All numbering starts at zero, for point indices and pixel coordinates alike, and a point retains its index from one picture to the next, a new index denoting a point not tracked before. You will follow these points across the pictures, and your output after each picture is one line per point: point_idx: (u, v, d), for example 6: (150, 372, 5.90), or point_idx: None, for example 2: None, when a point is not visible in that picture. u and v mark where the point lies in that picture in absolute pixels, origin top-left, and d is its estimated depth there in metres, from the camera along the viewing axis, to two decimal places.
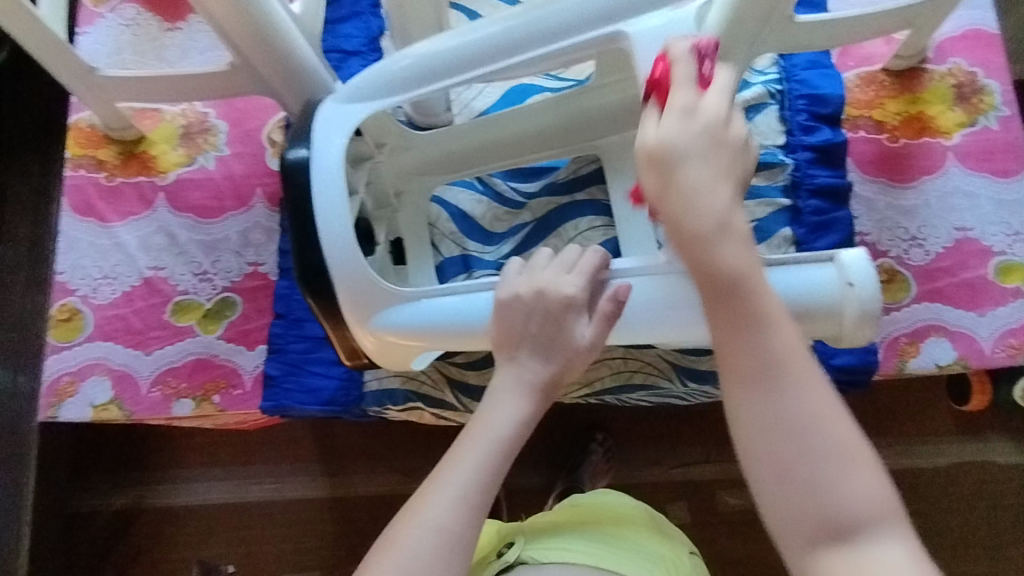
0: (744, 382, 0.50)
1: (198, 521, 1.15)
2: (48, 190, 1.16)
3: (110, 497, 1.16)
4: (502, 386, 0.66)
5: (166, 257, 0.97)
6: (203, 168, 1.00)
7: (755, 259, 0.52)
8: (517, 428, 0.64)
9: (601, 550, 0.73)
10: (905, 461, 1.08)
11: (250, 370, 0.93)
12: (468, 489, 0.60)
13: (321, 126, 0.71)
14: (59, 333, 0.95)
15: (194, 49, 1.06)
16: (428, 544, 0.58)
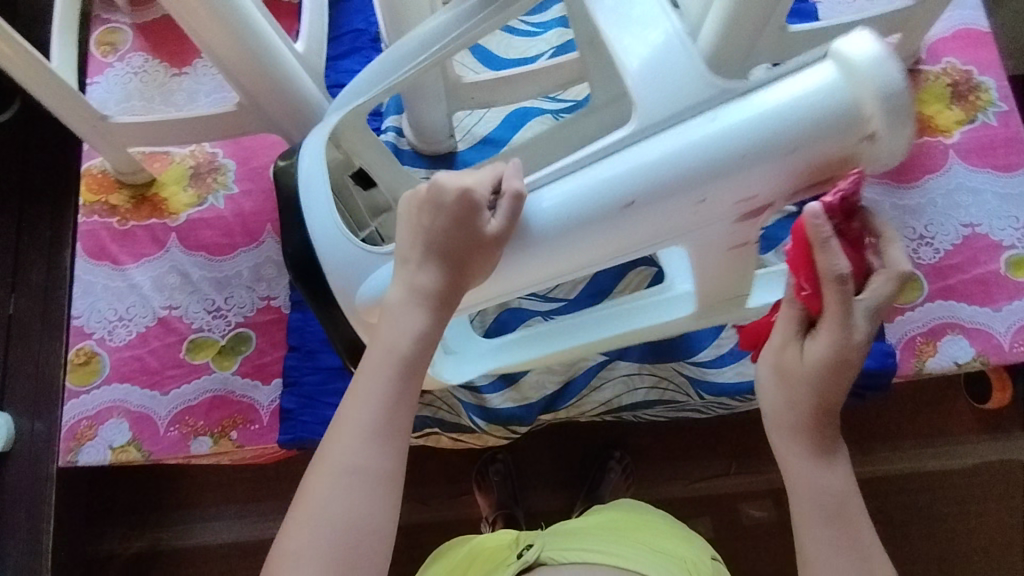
0: (819, 524, 0.55)
1: (215, 561, 1.14)
2: (62, 235, 1.18)
3: (128, 541, 1.16)
4: (396, 302, 0.58)
5: (180, 296, 0.98)
6: (213, 207, 1.02)
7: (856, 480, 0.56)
8: (419, 343, 0.57)
9: (624, 550, 0.71)
10: (929, 462, 1.07)
11: (266, 405, 0.93)
12: (381, 416, 0.55)
13: (309, 158, 0.73)
14: (76, 377, 0.95)
15: (200, 92, 1.08)
16: (353, 498, 0.52)
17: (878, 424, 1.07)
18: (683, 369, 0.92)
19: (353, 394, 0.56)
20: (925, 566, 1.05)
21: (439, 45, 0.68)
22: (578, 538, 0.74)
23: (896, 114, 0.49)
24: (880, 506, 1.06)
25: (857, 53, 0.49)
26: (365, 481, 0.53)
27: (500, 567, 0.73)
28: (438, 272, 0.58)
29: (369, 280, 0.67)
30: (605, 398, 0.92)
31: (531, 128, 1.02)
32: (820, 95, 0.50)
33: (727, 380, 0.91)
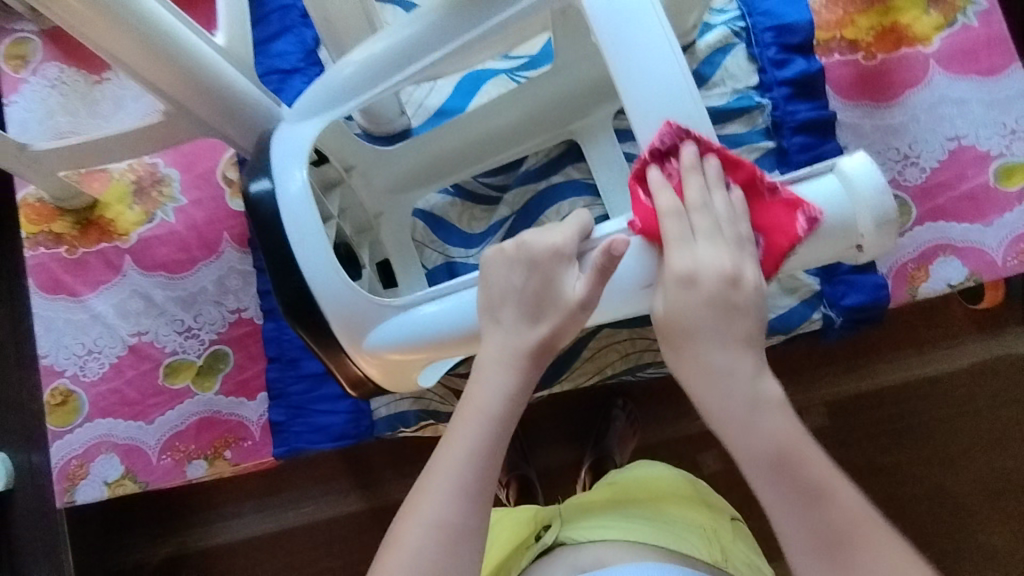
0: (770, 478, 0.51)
1: (246, 557, 1.12)
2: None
3: (156, 547, 1.13)
4: (488, 362, 0.57)
5: (146, 320, 0.94)
6: (164, 222, 0.96)
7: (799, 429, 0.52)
8: (509, 405, 0.57)
9: (645, 526, 0.69)
10: (929, 367, 1.06)
11: (256, 420, 0.91)
12: (465, 478, 0.54)
13: (279, 157, 0.63)
14: (56, 418, 0.92)
15: (126, 98, 1.00)
16: (440, 554, 0.52)
17: (874, 340, 1.07)
18: None
19: (441, 449, 0.56)
20: (933, 467, 1.05)
21: (434, 54, 0.63)
22: (597, 515, 0.72)
23: (882, 229, 0.56)
24: (883, 414, 1.07)
25: (855, 170, 0.56)
26: (453, 538, 0.53)
27: (520, 552, 0.72)
28: (543, 328, 0.56)
29: (385, 329, 0.62)
30: (597, 366, 0.90)
31: (488, 93, 0.95)
32: (821, 200, 0.56)
33: None
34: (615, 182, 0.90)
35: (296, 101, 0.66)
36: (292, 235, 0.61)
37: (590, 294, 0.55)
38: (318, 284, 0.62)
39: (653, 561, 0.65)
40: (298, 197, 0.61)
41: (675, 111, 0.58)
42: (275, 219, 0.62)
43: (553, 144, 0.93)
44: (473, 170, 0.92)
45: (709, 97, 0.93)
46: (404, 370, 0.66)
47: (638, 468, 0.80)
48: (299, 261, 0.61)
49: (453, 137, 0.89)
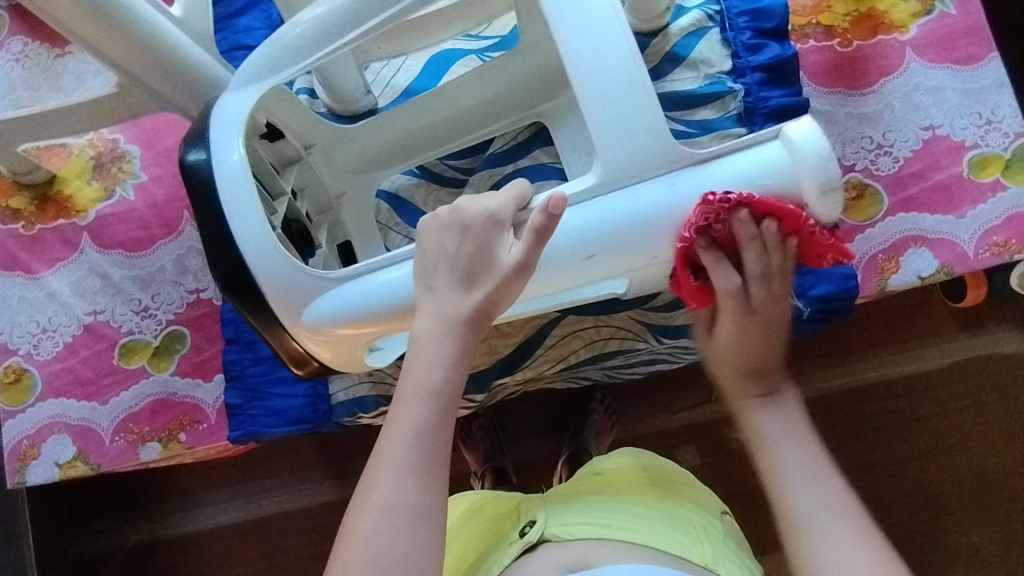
0: (766, 427, 0.65)
1: (217, 545, 1.11)
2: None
3: (125, 534, 1.12)
4: (425, 334, 0.57)
5: (103, 299, 0.92)
6: (123, 199, 0.94)
7: (790, 438, 0.64)
8: (449, 374, 0.57)
9: (633, 521, 0.68)
10: (906, 365, 1.05)
11: (212, 402, 0.89)
12: (411, 455, 0.55)
13: (217, 125, 0.60)
14: (9, 397, 0.90)
15: (89, 73, 0.98)
16: (395, 535, 0.53)
17: (851, 336, 1.06)
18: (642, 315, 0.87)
19: (387, 434, 0.56)
20: (913, 465, 1.04)
21: (383, 17, 0.60)
22: (585, 509, 0.69)
23: (826, 198, 0.56)
24: (863, 411, 1.05)
25: (800, 135, 0.55)
26: (408, 518, 0.54)
27: (504, 548, 0.69)
28: (476, 296, 0.57)
29: (323, 300, 0.61)
30: (561, 353, 0.88)
31: (456, 73, 0.94)
32: (763, 168, 0.56)
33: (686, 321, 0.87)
34: (582, 165, 0.89)
35: (240, 67, 0.63)
36: (228, 210, 0.59)
37: (523, 258, 0.55)
38: (255, 260, 0.59)
39: (641, 562, 0.63)
40: (235, 169, 0.59)
41: (612, 77, 0.56)
42: (213, 190, 0.60)
43: (521, 126, 0.91)
44: (437, 152, 0.90)
45: (681, 81, 0.91)
46: (348, 346, 0.64)
47: (629, 456, 0.78)
48: (236, 236, 0.59)
49: (416, 117, 0.88)
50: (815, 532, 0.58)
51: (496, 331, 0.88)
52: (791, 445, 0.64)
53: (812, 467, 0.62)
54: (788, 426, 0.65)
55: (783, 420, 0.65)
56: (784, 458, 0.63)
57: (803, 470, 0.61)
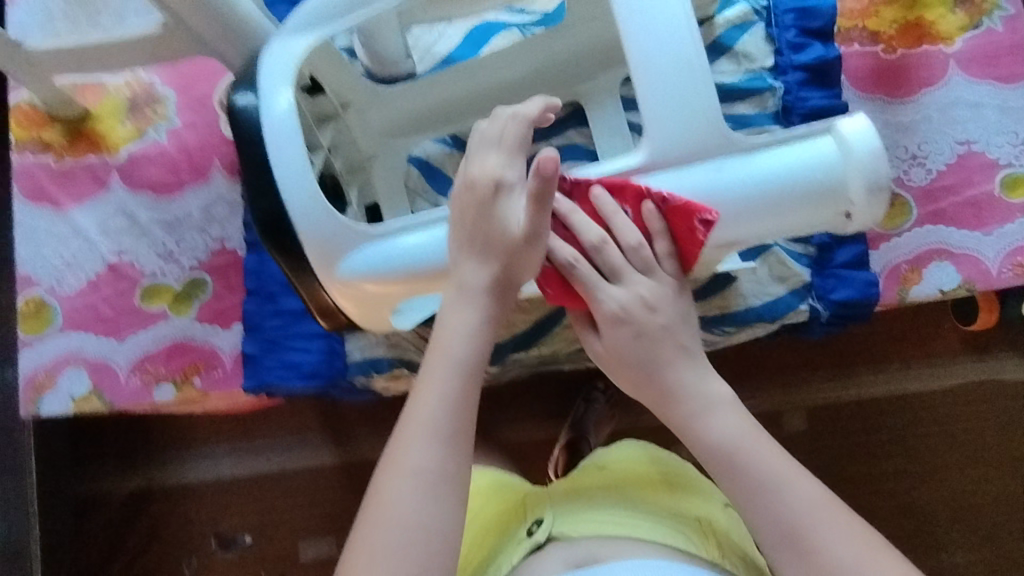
0: (680, 411, 0.61)
1: (213, 497, 1.11)
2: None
3: (124, 479, 1.12)
4: (451, 304, 0.60)
5: (128, 239, 0.93)
6: (155, 141, 0.94)
7: (746, 427, 0.61)
8: (475, 346, 0.59)
9: (641, 518, 0.69)
10: (910, 383, 1.05)
11: (229, 350, 0.90)
12: (440, 422, 0.56)
13: (267, 73, 0.61)
14: (29, 326, 0.91)
15: (128, 12, 0.97)
16: (421, 497, 0.54)
17: (858, 349, 1.06)
18: None
19: (415, 402, 0.58)
20: (902, 484, 1.05)
21: None
22: (590, 507, 0.70)
23: (872, 197, 0.59)
24: (855, 428, 1.06)
25: (852, 133, 0.58)
26: (433, 481, 0.55)
27: (514, 546, 0.69)
28: (495, 265, 0.59)
29: (358, 255, 0.62)
30: (578, 334, 0.89)
31: (496, 45, 0.93)
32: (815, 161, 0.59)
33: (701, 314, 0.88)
34: (615, 150, 0.90)
35: (290, 15, 0.63)
36: (274, 155, 0.59)
37: (532, 227, 0.57)
38: (296, 209, 0.60)
39: (648, 557, 0.64)
40: (284, 117, 0.59)
41: (675, 61, 0.58)
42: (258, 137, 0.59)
43: (558, 104, 0.92)
44: (471, 122, 0.91)
45: (722, 73, 0.91)
46: (375, 304, 0.65)
47: (628, 449, 0.80)
48: (279, 183, 0.60)
49: (454, 86, 0.88)
50: (805, 532, 0.55)
51: (517, 307, 0.88)
52: (753, 449, 0.59)
53: (779, 471, 0.58)
54: (741, 428, 0.60)
55: (732, 419, 0.61)
56: (748, 463, 0.59)
57: (753, 488, 0.58)
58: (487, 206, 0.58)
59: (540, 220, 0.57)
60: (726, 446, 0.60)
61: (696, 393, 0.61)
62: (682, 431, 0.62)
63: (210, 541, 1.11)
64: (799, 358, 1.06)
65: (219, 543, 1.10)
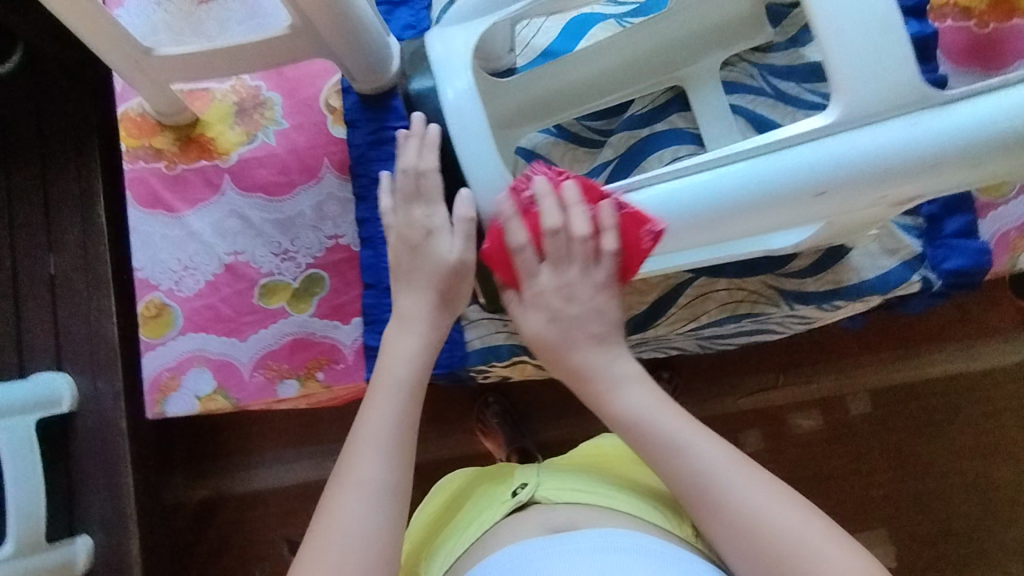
0: (609, 392, 0.66)
1: (281, 501, 1.28)
2: (90, 194, 1.17)
3: (193, 490, 1.30)
4: (396, 332, 0.70)
5: (243, 240, 0.94)
6: (265, 144, 0.96)
7: (655, 407, 0.64)
8: (415, 373, 0.68)
9: (621, 492, 0.69)
10: (951, 365, 1.12)
11: (350, 344, 0.92)
12: (384, 439, 0.63)
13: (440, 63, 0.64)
14: (150, 329, 0.93)
15: (232, 20, 0.99)
16: (362, 508, 0.59)
17: (901, 335, 1.14)
18: (774, 281, 0.91)
19: (363, 417, 0.65)
20: (935, 466, 1.13)
21: None
22: (576, 474, 0.72)
23: None
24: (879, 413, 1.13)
25: None
26: (377, 492, 0.60)
27: (495, 505, 0.71)
28: (431, 296, 0.70)
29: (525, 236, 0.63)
30: (693, 312, 0.91)
31: (595, 36, 0.95)
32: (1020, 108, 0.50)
33: (817, 289, 0.90)
34: (720, 133, 0.92)
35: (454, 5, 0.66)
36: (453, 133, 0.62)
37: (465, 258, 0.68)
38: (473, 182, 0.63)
39: (625, 526, 0.64)
40: (461, 95, 0.62)
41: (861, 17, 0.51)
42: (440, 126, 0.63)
43: (660, 90, 0.94)
44: (578, 110, 0.93)
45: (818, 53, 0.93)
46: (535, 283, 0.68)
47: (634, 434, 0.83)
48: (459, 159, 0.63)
49: (566, 74, 0.89)
50: (705, 502, 0.58)
51: (631, 289, 0.91)
52: (693, 443, 0.61)
53: (719, 461, 0.59)
54: (650, 406, 0.64)
55: (645, 394, 0.65)
56: (652, 436, 0.62)
57: (671, 452, 0.61)
58: (418, 248, 0.69)
59: (469, 245, 0.67)
60: (695, 477, 0.59)
61: (607, 375, 0.66)
62: (624, 431, 0.64)
63: (280, 542, 1.27)
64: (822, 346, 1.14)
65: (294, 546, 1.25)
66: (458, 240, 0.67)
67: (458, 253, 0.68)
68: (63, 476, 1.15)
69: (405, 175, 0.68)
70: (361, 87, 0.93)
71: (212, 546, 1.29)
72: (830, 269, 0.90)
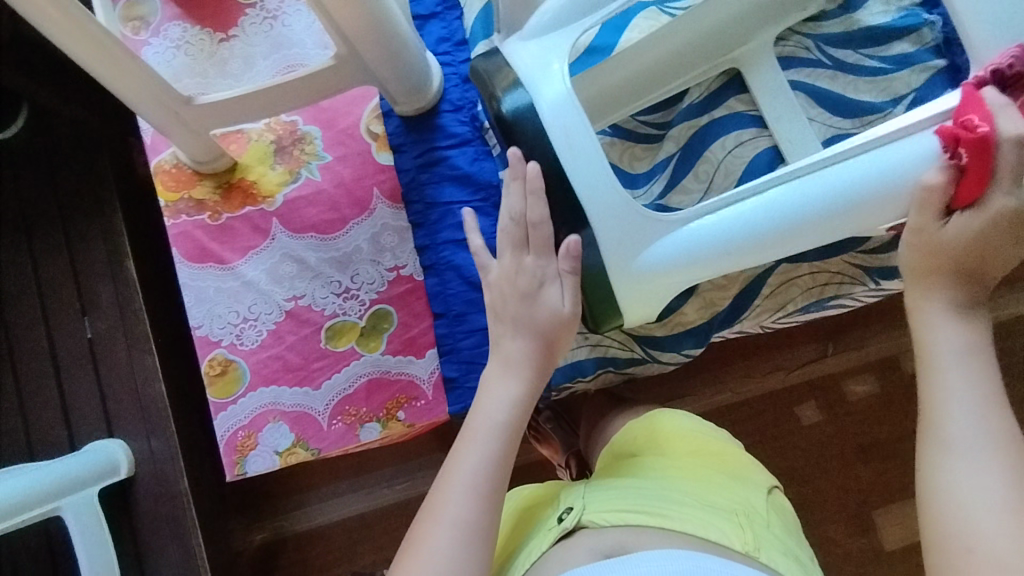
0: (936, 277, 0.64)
1: (341, 537, 1.18)
2: (119, 250, 1.12)
3: (252, 533, 1.20)
4: (495, 374, 0.67)
5: (302, 283, 0.90)
6: (310, 181, 0.92)
7: (969, 345, 0.61)
8: (512, 412, 0.65)
9: (672, 506, 0.62)
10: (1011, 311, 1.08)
11: (428, 378, 0.89)
12: (478, 478, 0.60)
13: (536, 76, 0.64)
14: (217, 389, 0.89)
15: (256, 55, 0.94)
16: (452, 549, 0.56)
17: None
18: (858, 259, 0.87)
19: (457, 457, 0.62)
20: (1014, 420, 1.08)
21: None
22: (618, 491, 0.65)
23: None
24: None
25: None
26: (467, 533, 0.57)
27: (543, 533, 0.65)
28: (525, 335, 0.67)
29: (659, 244, 0.64)
30: (779, 302, 0.88)
31: (638, 27, 0.89)
32: None
33: None
34: (784, 109, 0.88)
35: (535, 16, 0.67)
36: (556, 140, 0.63)
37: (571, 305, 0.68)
38: (587, 191, 0.63)
39: (679, 550, 0.58)
40: (558, 102, 0.63)
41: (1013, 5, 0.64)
42: (544, 140, 0.64)
43: (715, 74, 0.90)
44: (635, 106, 0.88)
45: (870, 16, 0.90)
46: (662, 295, 0.67)
47: (668, 419, 0.76)
48: (569, 170, 0.63)
49: (625, 68, 0.85)
50: (957, 454, 0.56)
51: (712, 285, 0.87)
52: (949, 387, 0.59)
53: (987, 427, 0.56)
54: (988, 424, 0.56)
55: (974, 380, 0.59)
56: (934, 389, 0.60)
57: (954, 406, 0.58)
58: (528, 296, 0.68)
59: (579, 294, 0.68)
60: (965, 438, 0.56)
61: (950, 301, 0.63)
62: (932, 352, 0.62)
63: None
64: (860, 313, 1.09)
65: None
66: (569, 295, 0.68)
67: (569, 305, 0.68)
68: (130, 544, 1.10)
69: (513, 223, 0.69)
70: (403, 109, 0.90)
71: None
72: None
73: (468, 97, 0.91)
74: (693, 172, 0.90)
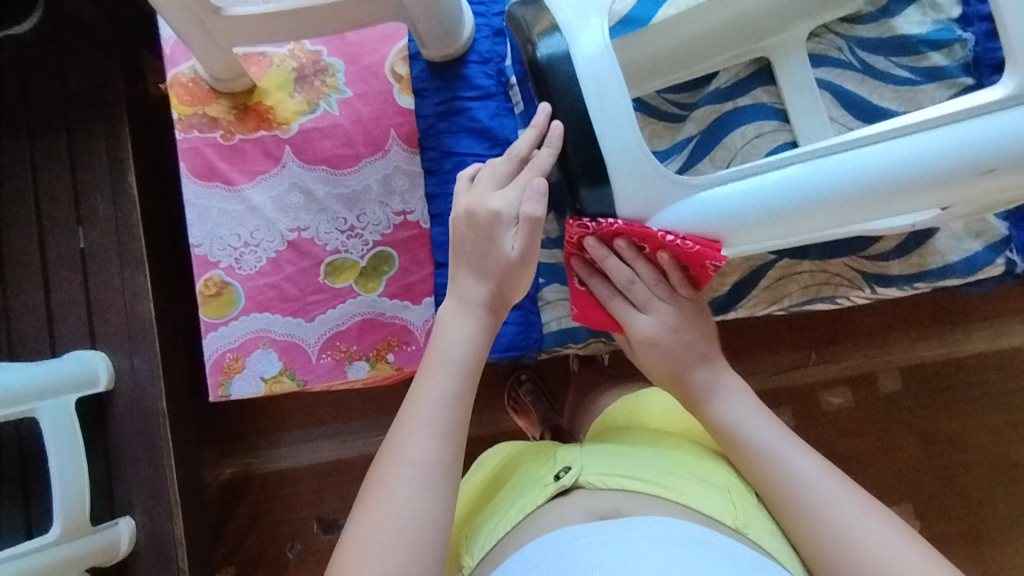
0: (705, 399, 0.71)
1: (309, 481, 1.19)
2: (121, 161, 1.09)
3: (220, 468, 1.20)
4: (448, 315, 0.68)
5: (307, 215, 0.90)
6: (327, 114, 0.91)
7: (757, 449, 0.66)
8: (468, 352, 0.67)
9: (671, 476, 0.64)
10: (1000, 341, 1.09)
11: (421, 325, 0.89)
12: (435, 419, 0.61)
13: (572, 26, 0.64)
14: (210, 309, 0.88)
15: None
16: (411, 485, 0.58)
17: (945, 308, 1.10)
18: (857, 263, 0.89)
19: (415, 395, 0.64)
20: (982, 445, 1.09)
21: None
22: (615, 458, 0.66)
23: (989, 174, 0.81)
24: (902, 393, 1.10)
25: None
26: (426, 471, 0.59)
27: (537, 489, 0.65)
28: (490, 284, 0.68)
29: (673, 209, 0.65)
30: (777, 295, 0.91)
31: None
32: None
33: (902, 273, 0.89)
34: (809, 106, 0.88)
35: None
36: (587, 94, 0.63)
37: (526, 249, 0.67)
38: (609, 145, 0.63)
39: (673, 516, 0.59)
40: (594, 55, 0.63)
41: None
42: (571, 91, 0.63)
43: (745, 61, 0.90)
44: (661, 82, 0.89)
45: (905, 24, 0.89)
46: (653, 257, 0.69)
47: (661, 403, 0.77)
48: (598, 131, 0.63)
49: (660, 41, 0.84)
50: (803, 489, 0.62)
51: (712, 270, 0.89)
52: (798, 461, 0.64)
53: (812, 473, 0.63)
54: (735, 422, 0.68)
55: (741, 403, 0.70)
56: (761, 448, 0.66)
57: (796, 478, 0.62)
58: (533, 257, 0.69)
59: (531, 241, 0.67)
60: (738, 433, 0.68)
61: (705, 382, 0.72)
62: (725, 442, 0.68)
63: (311, 523, 1.19)
64: (848, 325, 1.10)
65: (321, 525, 1.18)
66: (520, 237, 0.67)
67: (518, 249, 0.67)
68: (100, 458, 1.09)
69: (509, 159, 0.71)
70: (430, 53, 0.88)
71: (238, 532, 1.20)
72: (916, 251, 0.88)
73: (496, 51, 0.91)
74: (710, 157, 0.90)
